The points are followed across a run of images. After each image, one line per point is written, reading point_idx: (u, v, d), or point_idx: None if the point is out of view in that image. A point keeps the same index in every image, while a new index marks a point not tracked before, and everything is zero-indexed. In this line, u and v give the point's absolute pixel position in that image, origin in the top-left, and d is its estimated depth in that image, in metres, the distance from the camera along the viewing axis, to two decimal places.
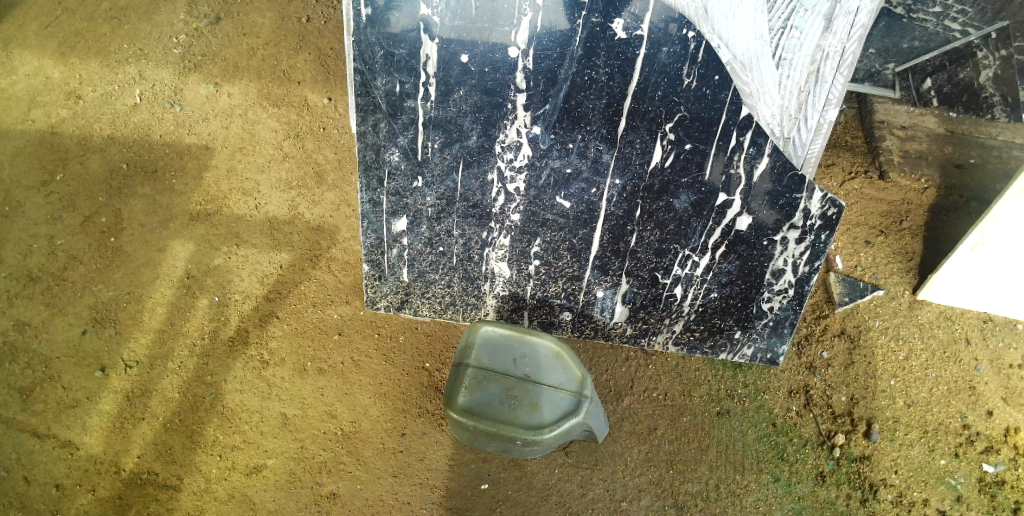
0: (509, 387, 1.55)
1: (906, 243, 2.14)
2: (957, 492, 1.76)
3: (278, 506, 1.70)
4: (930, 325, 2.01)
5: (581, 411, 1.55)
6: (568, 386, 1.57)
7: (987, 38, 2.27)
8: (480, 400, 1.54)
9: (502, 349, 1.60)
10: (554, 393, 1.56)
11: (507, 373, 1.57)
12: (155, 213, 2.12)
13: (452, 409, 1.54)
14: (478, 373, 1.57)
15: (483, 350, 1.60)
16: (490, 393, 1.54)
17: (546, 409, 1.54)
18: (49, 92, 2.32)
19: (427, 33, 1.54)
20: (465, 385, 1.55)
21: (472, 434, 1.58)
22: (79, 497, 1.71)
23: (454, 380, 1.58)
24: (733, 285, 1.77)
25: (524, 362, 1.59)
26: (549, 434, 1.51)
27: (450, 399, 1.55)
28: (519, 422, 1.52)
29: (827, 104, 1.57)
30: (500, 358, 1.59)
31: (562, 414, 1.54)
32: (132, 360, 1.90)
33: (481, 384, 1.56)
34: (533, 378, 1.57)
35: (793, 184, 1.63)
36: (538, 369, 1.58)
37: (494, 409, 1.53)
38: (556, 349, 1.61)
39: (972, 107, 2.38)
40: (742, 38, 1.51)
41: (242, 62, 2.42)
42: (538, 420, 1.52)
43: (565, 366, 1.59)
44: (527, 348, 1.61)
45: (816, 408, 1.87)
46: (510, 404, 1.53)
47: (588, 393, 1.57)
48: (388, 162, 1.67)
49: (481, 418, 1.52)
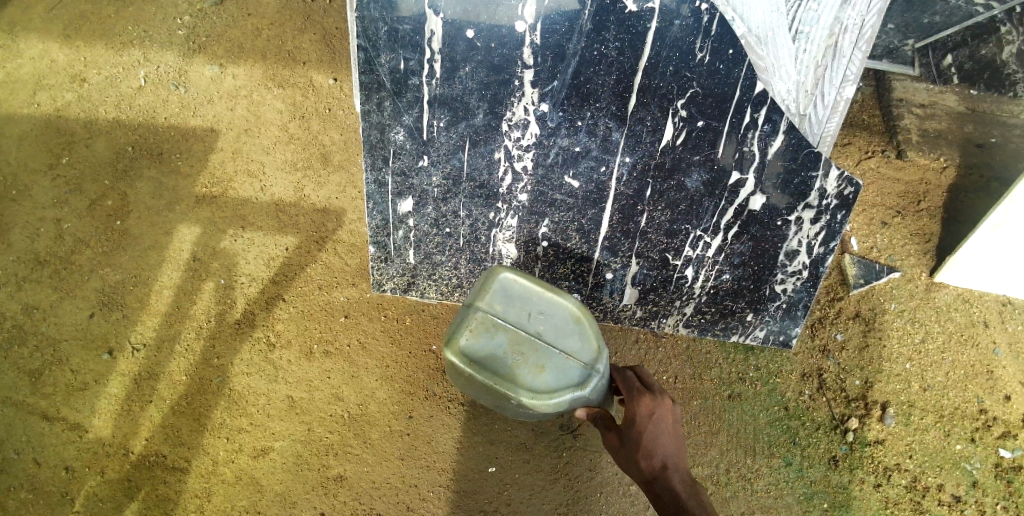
0: (518, 342, 1.35)
1: (924, 224, 2.08)
2: (972, 477, 1.75)
3: (285, 488, 1.73)
4: (948, 308, 1.96)
5: (588, 387, 1.36)
6: (581, 357, 1.37)
7: (1011, 12, 2.15)
8: (483, 348, 1.34)
9: (519, 298, 1.40)
10: (566, 360, 1.36)
11: (518, 327, 1.37)
12: (162, 196, 2.10)
13: (448, 349, 1.34)
14: (485, 318, 1.36)
15: (497, 295, 1.39)
16: (495, 343, 1.34)
17: (554, 376, 1.34)
18: (54, 75, 2.27)
19: (432, 8, 1.49)
20: (468, 327, 1.35)
21: (466, 381, 1.39)
22: (89, 478, 1.74)
23: (457, 320, 1.38)
24: (746, 267, 1.73)
25: (540, 319, 1.39)
26: (548, 401, 1.32)
27: (448, 339, 1.35)
28: (520, 381, 1.32)
29: (845, 81, 1.56)
30: (515, 308, 1.39)
31: (568, 387, 1.34)
32: (140, 342, 1.90)
33: (487, 331, 1.35)
34: (546, 339, 1.37)
35: (809, 161, 1.57)
36: (553, 330, 1.38)
37: (495, 360, 1.33)
38: (578, 314, 1.41)
39: (994, 85, 2.25)
40: (758, 11, 1.48)
41: (247, 42, 2.36)
42: (541, 384, 1.33)
43: (584, 334, 1.40)
44: (546, 303, 1.40)
45: (830, 393, 1.85)
46: (514, 360, 1.34)
47: (603, 369, 1.38)
48: (393, 141, 1.64)
49: (478, 367, 1.33)
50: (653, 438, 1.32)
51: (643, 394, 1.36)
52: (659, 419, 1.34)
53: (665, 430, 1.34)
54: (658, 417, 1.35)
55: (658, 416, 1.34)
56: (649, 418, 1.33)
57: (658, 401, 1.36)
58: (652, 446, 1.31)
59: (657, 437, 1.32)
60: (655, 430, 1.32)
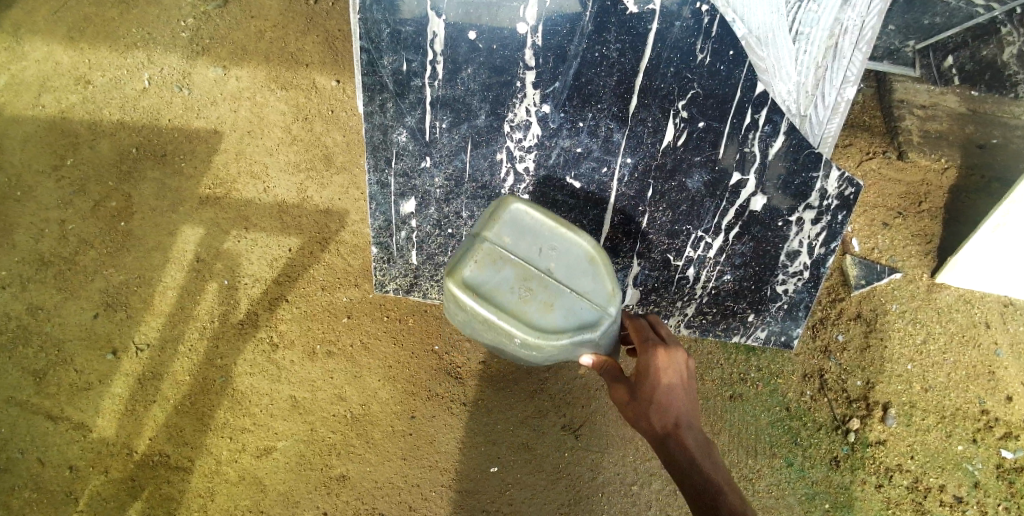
0: (526, 276, 1.23)
1: (925, 225, 2.08)
2: (974, 478, 1.77)
3: (289, 488, 1.75)
4: (949, 309, 1.96)
5: (598, 329, 1.23)
6: (594, 297, 1.25)
7: (1012, 13, 2.12)
8: (487, 279, 1.22)
9: (530, 232, 1.27)
10: (577, 300, 1.24)
11: (527, 261, 1.24)
12: (165, 197, 2.10)
13: (450, 280, 1.22)
14: (492, 249, 1.24)
15: (506, 226, 1.27)
16: (501, 277, 1.22)
17: (562, 316, 1.22)
18: (59, 77, 2.27)
19: (435, 10, 1.51)
20: (473, 257, 1.23)
21: (466, 318, 1.27)
22: (92, 478, 1.76)
23: (462, 250, 1.26)
24: (747, 267, 1.73)
25: (551, 254, 1.26)
26: (554, 341, 1.20)
27: (451, 269, 1.23)
28: (525, 318, 1.20)
29: (845, 82, 1.59)
30: (525, 241, 1.26)
31: (576, 328, 1.22)
32: (144, 343, 1.91)
33: (493, 263, 1.23)
34: (556, 277, 1.24)
35: (809, 161, 1.58)
36: (566, 266, 1.26)
37: (500, 294, 1.21)
38: (593, 252, 1.28)
39: (995, 86, 2.20)
40: (758, 12, 1.52)
41: (250, 44, 2.36)
42: (548, 323, 1.20)
43: (598, 274, 1.27)
44: (560, 238, 1.28)
45: (831, 393, 1.86)
46: (521, 295, 1.21)
47: (615, 312, 1.25)
48: (395, 142, 1.65)
49: (481, 300, 1.20)
50: (668, 393, 1.20)
51: (659, 344, 1.24)
52: (675, 372, 1.23)
53: (681, 385, 1.22)
54: (675, 370, 1.23)
55: (674, 369, 1.22)
56: (665, 371, 1.21)
57: (676, 352, 1.24)
58: (666, 402, 1.20)
59: (672, 392, 1.20)
60: (670, 384, 1.21)
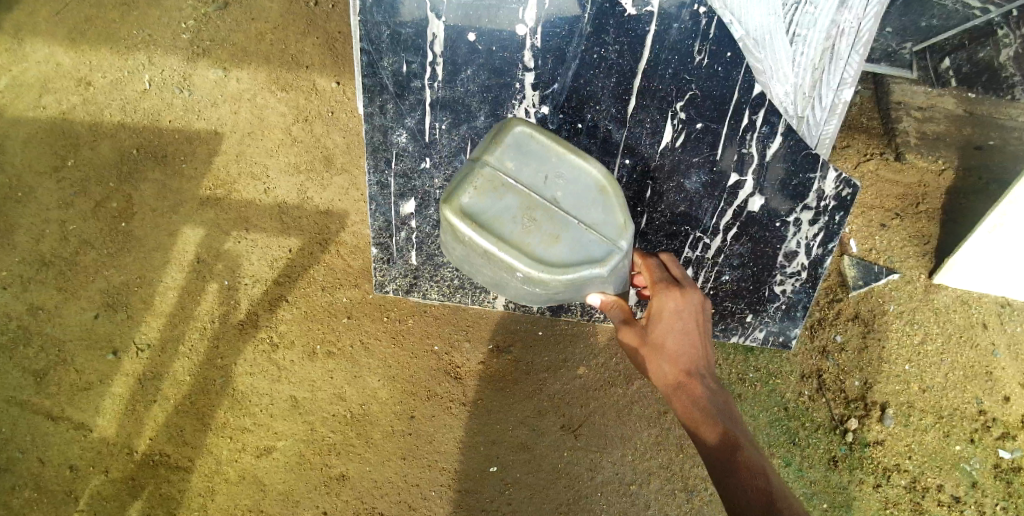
0: (529, 205, 1.10)
1: (922, 226, 2.09)
2: (972, 478, 1.82)
3: (288, 487, 1.80)
4: (947, 310, 1.97)
5: (607, 265, 1.12)
6: (606, 231, 1.13)
7: (1009, 15, 2.07)
8: (487, 207, 1.09)
9: (536, 156, 1.14)
10: (586, 234, 1.12)
11: (532, 189, 1.11)
12: (166, 199, 2.08)
13: (446, 207, 1.09)
14: (493, 175, 1.11)
15: (509, 149, 1.13)
16: (502, 206, 1.09)
17: (570, 250, 1.10)
18: (60, 78, 2.20)
19: (435, 12, 1.52)
20: (472, 183, 1.10)
21: (462, 249, 1.15)
22: (93, 478, 1.81)
23: (460, 176, 1.12)
24: (746, 268, 1.73)
25: (559, 182, 1.13)
26: (559, 278, 1.09)
27: (447, 195, 1.10)
28: (527, 250, 1.08)
29: (843, 84, 1.61)
30: (530, 167, 1.13)
31: (584, 263, 1.11)
32: (144, 342, 1.93)
33: (494, 190, 1.10)
34: (564, 207, 1.12)
35: (806, 163, 1.60)
36: (573, 195, 1.13)
37: (501, 224, 1.09)
38: (603, 180, 1.16)
39: (992, 88, 2.16)
40: (756, 14, 1.54)
41: (251, 46, 2.26)
42: (553, 257, 1.09)
43: (611, 205, 1.15)
44: (568, 163, 1.15)
45: (829, 394, 1.89)
46: (524, 226, 1.09)
47: (626, 246, 1.14)
48: (395, 143, 1.65)
49: (480, 230, 1.08)
50: (681, 339, 1.23)
51: (672, 290, 1.25)
52: (687, 317, 1.25)
53: (693, 330, 1.25)
54: (687, 314, 1.25)
55: (686, 315, 1.25)
56: (676, 316, 1.24)
57: (688, 296, 1.26)
58: (679, 349, 1.23)
59: (685, 338, 1.24)
60: (683, 329, 1.24)
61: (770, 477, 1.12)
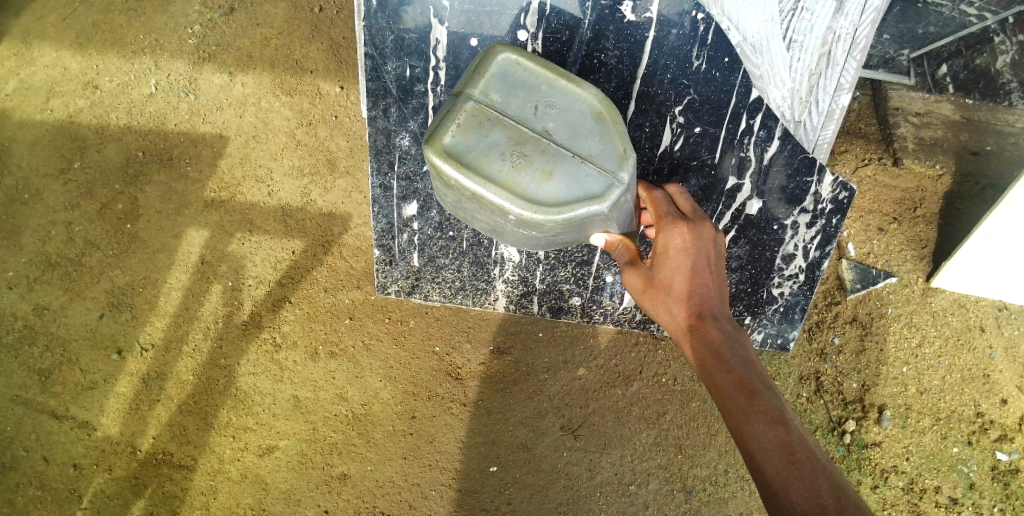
0: (520, 142, 1.13)
1: (919, 231, 2.10)
2: (969, 480, 1.85)
3: (289, 486, 1.83)
4: (944, 314, 1.99)
5: (606, 200, 1.14)
6: (600, 161, 1.15)
7: (1004, 23, 2.05)
8: (477, 147, 1.12)
9: (523, 89, 1.17)
10: (580, 166, 1.14)
11: (520, 123, 1.14)
12: (170, 200, 2.10)
13: (432, 148, 1.12)
14: (479, 111, 1.14)
15: (495, 85, 1.17)
16: (490, 142, 1.12)
17: (563, 184, 1.12)
18: (67, 82, 2.23)
19: (438, 18, 1.55)
20: (458, 121, 1.13)
21: (455, 194, 1.18)
22: (96, 476, 1.84)
23: (445, 114, 1.15)
24: (744, 270, 1.73)
25: (548, 114, 1.16)
26: (554, 215, 1.11)
27: (433, 136, 1.13)
28: (520, 189, 1.11)
29: (839, 89, 1.64)
30: (518, 101, 1.16)
31: (580, 199, 1.12)
32: (148, 342, 1.95)
33: (481, 126, 1.13)
34: (555, 140, 1.14)
35: (804, 166, 1.63)
36: (564, 129, 1.15)
37: (490, 161, 1.11)
38: (595, 109, 1.18)
39: (989, 94, 2.14)
40: (752, 21, 1.58)
41: (256, 51, 2.27)
42: (545, 193, 1.11)
43: (603, 134, 1.16)
44: (558, 98, 1.17)
45: (827, 395, 1.92)
46: (514, 163, 1.12)
47: (625, 179, 1.15)
48: (398, 147, 1.67)
49: (468, 169, 1.11)
50: (692, 277, 1.20)
51: (678, 226, 1.25)
52: (698, 255, 1.22)
53: (705, 268, 1.21)
54: (698, 251, 1.22)
55: (697, 251, 1.22)
56: (686, 253, 1.22)
57: (698, 233, 1.24)
58: (689, 287, 1.20)
59: (697, 277, 1.21)
60: (694, 267, 1.21)
61: (792, 426, 1.04)
